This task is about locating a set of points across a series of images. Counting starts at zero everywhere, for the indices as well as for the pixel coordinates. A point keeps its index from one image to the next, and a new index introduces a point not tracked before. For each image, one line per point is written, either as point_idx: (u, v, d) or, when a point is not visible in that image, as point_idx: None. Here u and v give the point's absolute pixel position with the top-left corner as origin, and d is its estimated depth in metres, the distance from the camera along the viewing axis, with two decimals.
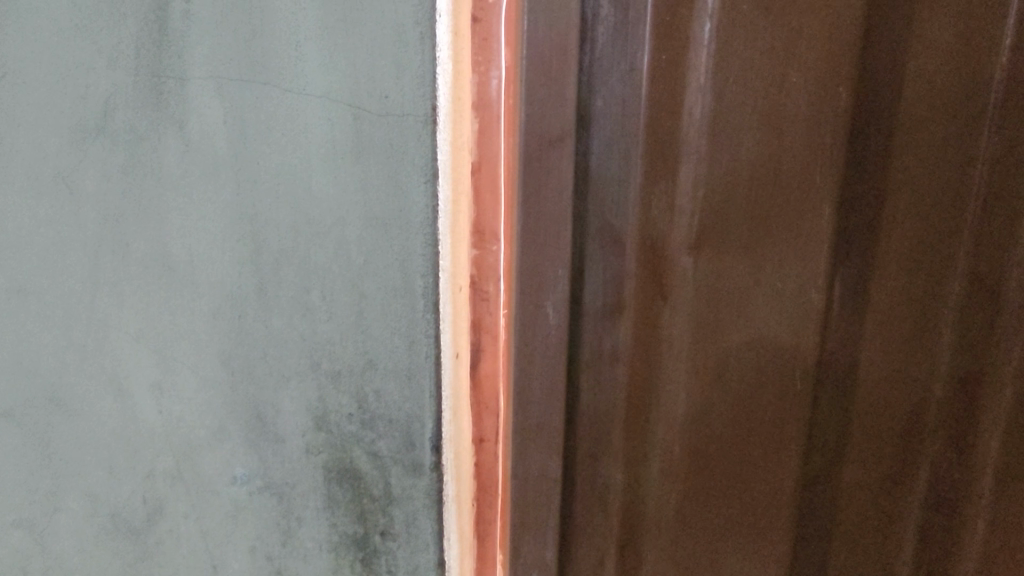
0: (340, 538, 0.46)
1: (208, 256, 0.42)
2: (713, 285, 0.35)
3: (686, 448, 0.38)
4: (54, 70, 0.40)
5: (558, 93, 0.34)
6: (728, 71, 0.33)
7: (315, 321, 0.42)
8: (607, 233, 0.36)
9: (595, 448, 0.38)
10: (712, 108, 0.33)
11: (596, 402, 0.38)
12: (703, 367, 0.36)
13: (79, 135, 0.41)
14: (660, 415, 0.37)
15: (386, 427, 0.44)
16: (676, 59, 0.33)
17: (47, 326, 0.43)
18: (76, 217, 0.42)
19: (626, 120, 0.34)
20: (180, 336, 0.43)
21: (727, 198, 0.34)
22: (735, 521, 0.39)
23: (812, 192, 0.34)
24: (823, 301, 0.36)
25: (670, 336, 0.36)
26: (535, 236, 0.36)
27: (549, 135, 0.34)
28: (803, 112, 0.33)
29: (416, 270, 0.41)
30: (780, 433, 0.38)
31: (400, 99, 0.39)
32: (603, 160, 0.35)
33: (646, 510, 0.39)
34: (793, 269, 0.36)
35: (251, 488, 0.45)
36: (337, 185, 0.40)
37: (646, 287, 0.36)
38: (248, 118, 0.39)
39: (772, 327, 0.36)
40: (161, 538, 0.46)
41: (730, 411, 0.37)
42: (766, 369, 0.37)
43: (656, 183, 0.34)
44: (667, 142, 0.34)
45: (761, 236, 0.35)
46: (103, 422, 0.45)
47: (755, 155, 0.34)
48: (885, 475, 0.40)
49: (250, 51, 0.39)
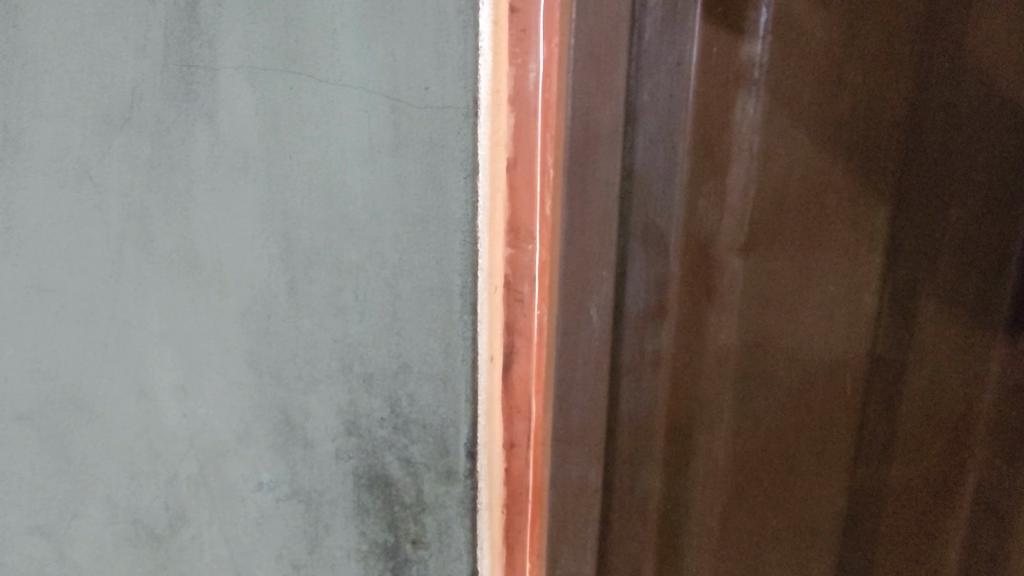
0: (370, 547, 0.44)
1: (237, 253, 0.40)
2: (765, 284, 0.33)
3: (733, 458, 0.35)
4: (79, 58, 0.38)
5: (605, 86, 0.31)
6: (785, 57, 0.30)
7: (348, 322, 0.41)
8: (651, 236, 0.32)
9: (632, 468, 0.35)
10: (766, 105, 0.31)
11: (636, 418, 0.35)
12: (751, 371, 0.34)
13: (103, 127, 0.39)
14: (705, 426, 0.35)
15: (419, 431, 0.42)
16: (729, 50, 0.30)
17: (68, 326, 0.42)
18: (100, 212, 0.40)
19: (673, 113, 0.31)
20: (206, 337, 0.42)
21: (782, 198, 0.32)
22: (778, 534, 0.37)
23: (866, 184, 0.33)
24: (875, 299, 0.34)
25: (716, 347, 0.34)
26: (578, 241, 0.33)
27: (594, 131, 0.32)
28: (857, 100, 0.31)
29: (454, 270, 0.39)
30: (827, 437, 0.36)
31: (440, 91, 0.37)
32: (649, 159, 0.32)
33: (688, 525, 0.36)
34: (844, 265, 0.33)
35: (277, 495, 0.44)
36: (373, 180, 0.38)
37: (693, 291, 0.33)
38: (281, 110, 0.38)
39: (823, 334, 0.34)
40: (183, 546, 0.45)
41: (778, 416, 0.35)
42: (815, 372, 0.35)
43: (705, 181, 0.32)
44: (719, 139, 0.31)
45: (814, 231, 0.33)
46: (124, 425, 0.43)
47: (810, 145, 0.32)
48: (935, 480, 0.38)
49: (284, 41, 0.37)
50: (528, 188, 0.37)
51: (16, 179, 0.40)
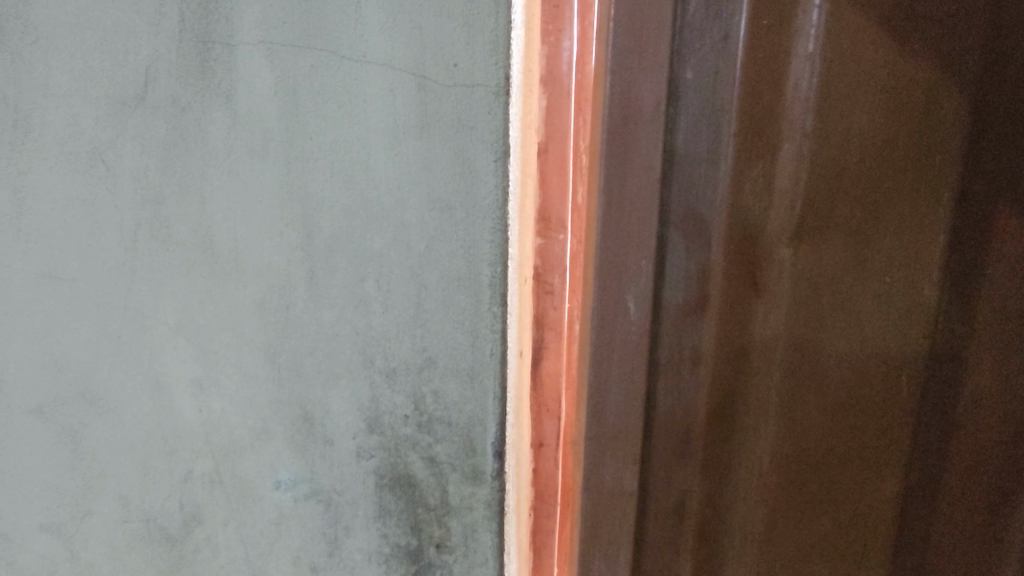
0: (392, 550, 0.42)
1: (255, 241, 0.38)
2: (818, 281, 0.27)
3: (779, 487, 0.29)
4: (90, 35, 0.36)
5: (649, 57, 0.27)
6: (846, 3, 0.24)
7: (371, 314, 0.38)
8: (691, 223, 0.27)
9: (666, 495, 0.30)
10: (825, 68, 0.25)
11: (670, 438, 0.30)
12: (801, 386, 0.28)
13: (116, 108, 0.37)
14: (745, 447, 0.29)
15: (445, 430, 0.40)
16: (782, 1, 0.25)
17: (80, 316, 0.40)
18: (113, 197, 0.38)
19: (718, 87, 0.26)
20: (222, 329, 0.40)
21: (836, 181, 0.26)
22: (826, 567, 0.31)
23: (936, 156, 0.27)
24: (941, 294, 0.29)
25: (758, 359, 0.28)
26: (614, 232, 0.29)
27: (637, 109, 0.27)
28: (931, 53, 0.26)
29: (483, 259, 0.37)
30: (886, 459, 0.30)
31: (469, 68, 0.35)
32: (693, 137, 0.27)
33: (723, 556, 0.31)
34: (911, 255, 0.28)
35: (296, 495, 0.42)
36: (398, 163, 0.36)
37: (737, 288, 0.27)
38: (302, 88, 0.36)
39: (883, 342, 0.28)
40: (199, 545, 0.43)
41: (833, 437, 0.29)
42: (873, 383, 0.29)
43: (751, 158, 0.26)
44: (771, 113, 0.26)
45: (877, 215, 0.27)
46: (138, 420, 0.41)
47: (876, 111, 0.26)
48: (1001, 497, 0.33)
49: (303, 15, 0.35)
50: (561, 171, 0.32)
51: (29, 162, 0.38)
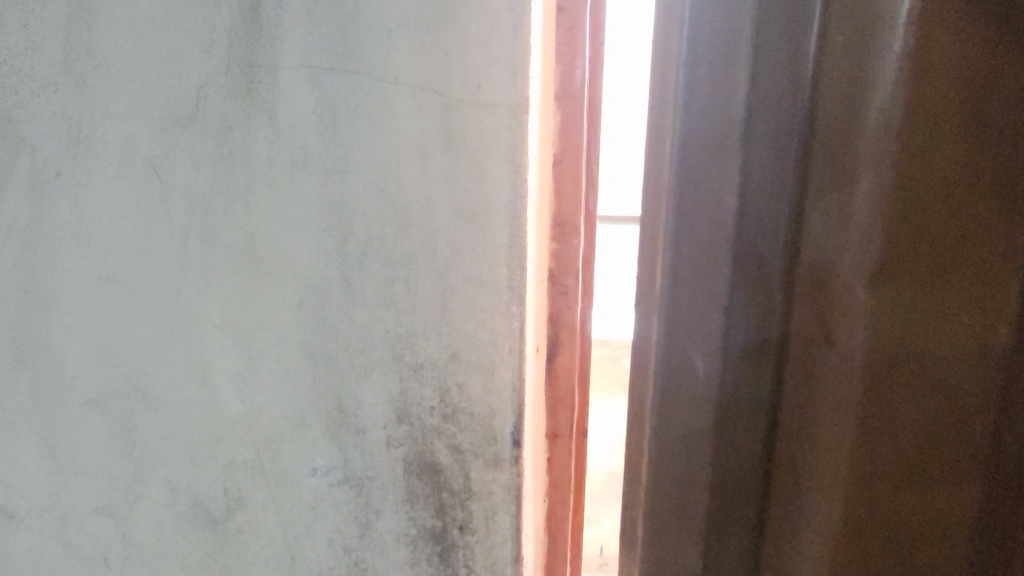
0: (419, 532, 0.45)
1: (295, 246, 0.42)
2: (898, 291, 0.33)
3: (860, 468, 0.35)
4: (147, 59, 0.40)
5: (728, 93, 0.35)
6: (927, 64, 0.31)
7: (401, 313, 0.42)
8: (753, 233, 0.36)
9: (734, 450, 0.39)
10: (906, 113, 0.31)
11: (742, 401, 0.38)
12: (880, 381, 0.34)
13: (169, 125, 0.41)
14: (828, 428, 0.35)
15: (468, 420, 0.43)
16: (857, 64, 0.33)
17: (134, 314, 0.44)
18: (165, 206, 0.42)
19: (785, 122, 0.35)
20: (264, 328, 0.43)
21: (917, 212, 0.32)
22: (903, 554, 0.36)
23: (1003, 198, 0.33)
24: (1013, 317, 0.34)
25: (842, 356, 0.34)
26: (690, 237, 0.37)
27: (713, 138, 0.36)
28: (998, 111, 0.32)
29: (503, 261, 0.40)
30: (960, 458, 0.35)
31: (491, 88, 0.38)
32: (756, 163, 0.36)
33: (803, 524, 0.37)
34: (978, 278, 0.33)
35: (331, 480, 0.45)
36: (426, 175, 0.40)
37: (807, 288, 0.36)
38: (339, 107, 0.39)
39: (956, 352, 0.34)
40: (240, 527, 0.46)
41: (909, 428, 0.34)
42: (948, 386, 0.34)
43: (822, 187, 0.35)
44: (841, 149, 0.34)
45: (947, 240, 0.33)
46: (186, 411, 0.45)
47: (947, 154, 0.32)
48: None
49: (341, 42, 0.39)
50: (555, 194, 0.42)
51: (88, 174, 0.42)
